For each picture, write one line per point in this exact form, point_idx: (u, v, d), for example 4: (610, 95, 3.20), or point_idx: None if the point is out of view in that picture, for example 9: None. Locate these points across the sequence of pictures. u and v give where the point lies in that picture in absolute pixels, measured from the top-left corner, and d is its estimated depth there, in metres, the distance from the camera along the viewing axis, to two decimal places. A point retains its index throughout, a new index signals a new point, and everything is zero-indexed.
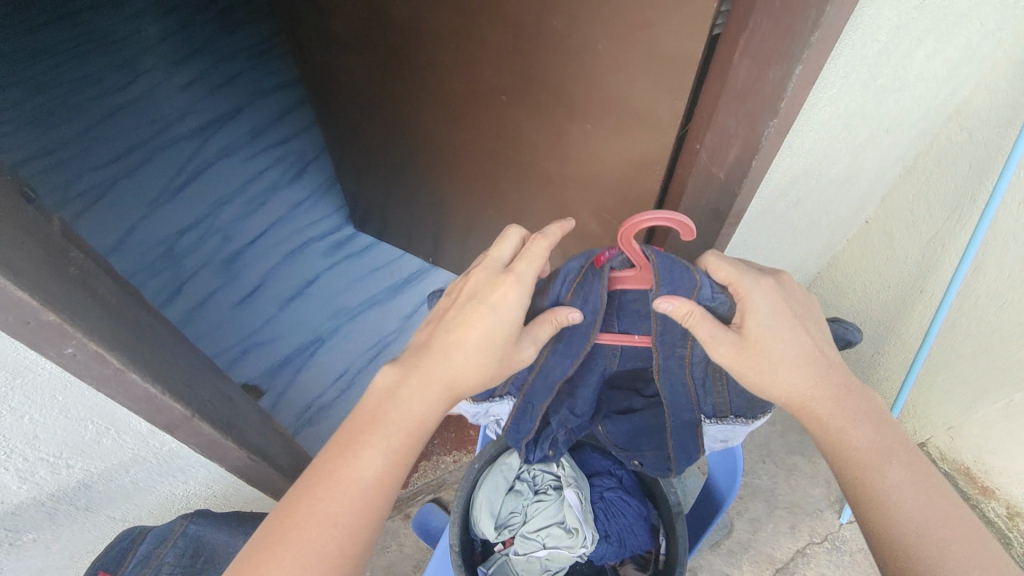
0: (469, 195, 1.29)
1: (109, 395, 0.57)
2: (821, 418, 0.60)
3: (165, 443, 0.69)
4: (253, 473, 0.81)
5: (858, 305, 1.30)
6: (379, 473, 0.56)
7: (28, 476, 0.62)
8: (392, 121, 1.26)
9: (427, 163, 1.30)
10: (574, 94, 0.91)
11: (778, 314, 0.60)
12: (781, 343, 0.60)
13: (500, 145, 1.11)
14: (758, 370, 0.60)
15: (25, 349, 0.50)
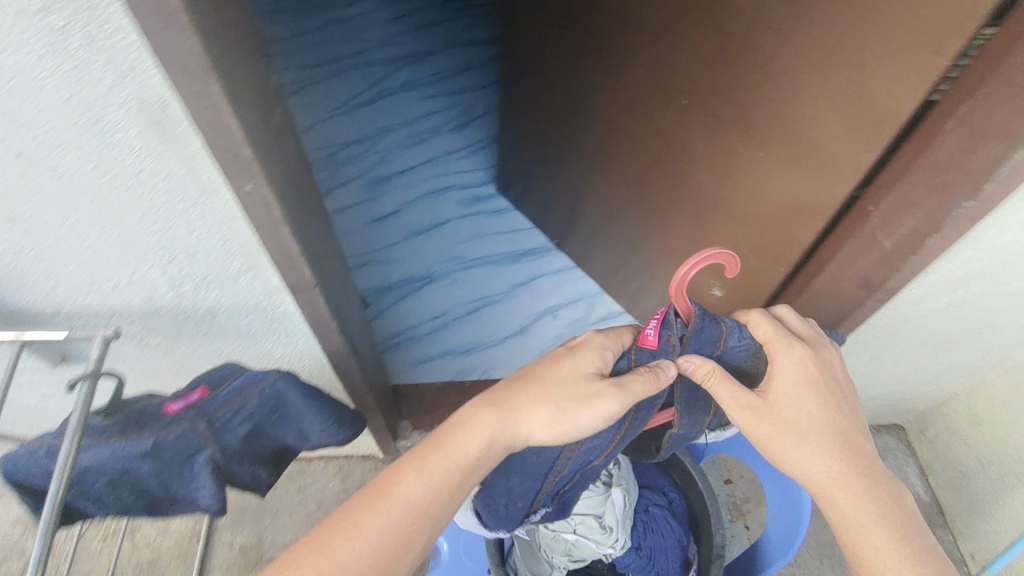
0: (616, 189, 1.30)
1: (263, 240, 0.64)
2: (838, 502, 0.59)
3: (286, 302, 0.76)
4: (343, 360, 0.89)
5: (989, 441, 1.16)
6: (428, 485, 0.59)
7: (176, 286, 0.72)
8: (570, 98, 1.29)
9: (588, 148, 1.32)
10: (758, 117, 0.89)
11: (807, 384, 0.62)
12: (803, 413, 0.61)
13: (665, 149, 1.10)
14: (777, 436, 0.61)
15: (211, 177, 0.57)
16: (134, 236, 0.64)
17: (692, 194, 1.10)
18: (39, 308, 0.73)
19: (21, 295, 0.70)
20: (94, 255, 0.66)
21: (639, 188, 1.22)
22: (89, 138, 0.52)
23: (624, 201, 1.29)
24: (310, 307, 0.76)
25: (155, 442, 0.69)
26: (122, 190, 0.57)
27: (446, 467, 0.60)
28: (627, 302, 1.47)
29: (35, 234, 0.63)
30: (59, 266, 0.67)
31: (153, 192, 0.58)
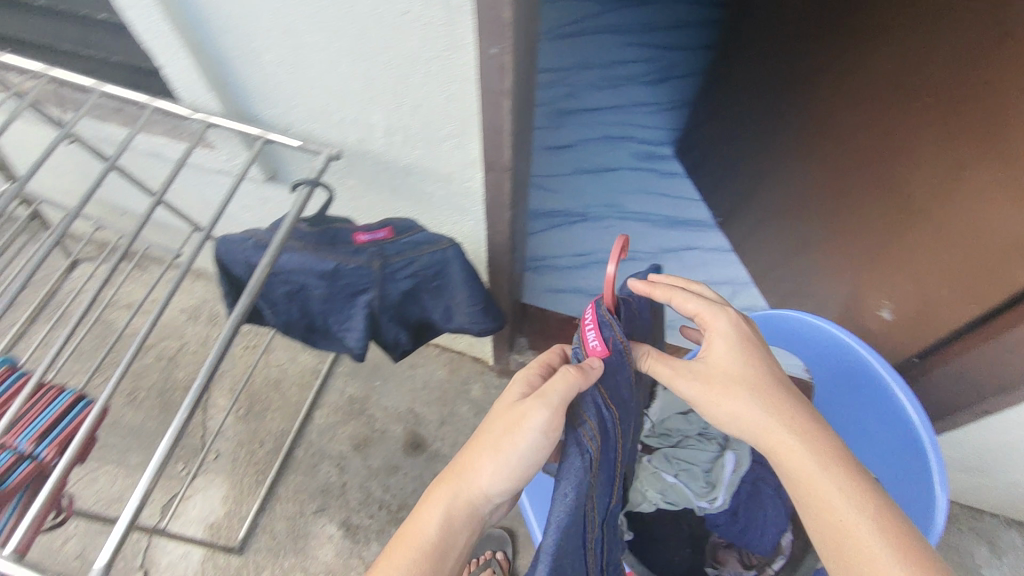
0: (812, 180, 1.23)
1: (483, 110, 0.68)
2: (790, 461, 0.56)
3: (476, 178, 0.81)
4: (502, 252, 0.94)
5: None
6: (439, 528, 0.57)
7: (391, 134, 0.79)
8: (795, 73, 1.22)
9: (796, 130, 1.25)
10: (1009, 138, 0.79)
11: (741, 346, 0.61)
12: (743, 373, 0.60)
13: (882, 150, 1.02)
14: (726, 393, 0.59)
15: (461, 36, 0.61)
16: (376, 76, 0.70)
17: (895, 205, 1.02)
18: (276, 120, 0.83)
19: (268, 104, 0.80)
20: (338, 85, 0.74)
21: (838, 184, 1.16)
22: None
23: (817, 194, 1.23)
24: (495, 190, 0.81)
25: (337, 266, 0.77)
26: (384, 28, 0.63)
27: (456, 499, 0.58)
28: (775, 301, 1.41)
29: (298, 52, 0.71)
30: (305, 88, 0.76)
31: (408, 38, 0.63)
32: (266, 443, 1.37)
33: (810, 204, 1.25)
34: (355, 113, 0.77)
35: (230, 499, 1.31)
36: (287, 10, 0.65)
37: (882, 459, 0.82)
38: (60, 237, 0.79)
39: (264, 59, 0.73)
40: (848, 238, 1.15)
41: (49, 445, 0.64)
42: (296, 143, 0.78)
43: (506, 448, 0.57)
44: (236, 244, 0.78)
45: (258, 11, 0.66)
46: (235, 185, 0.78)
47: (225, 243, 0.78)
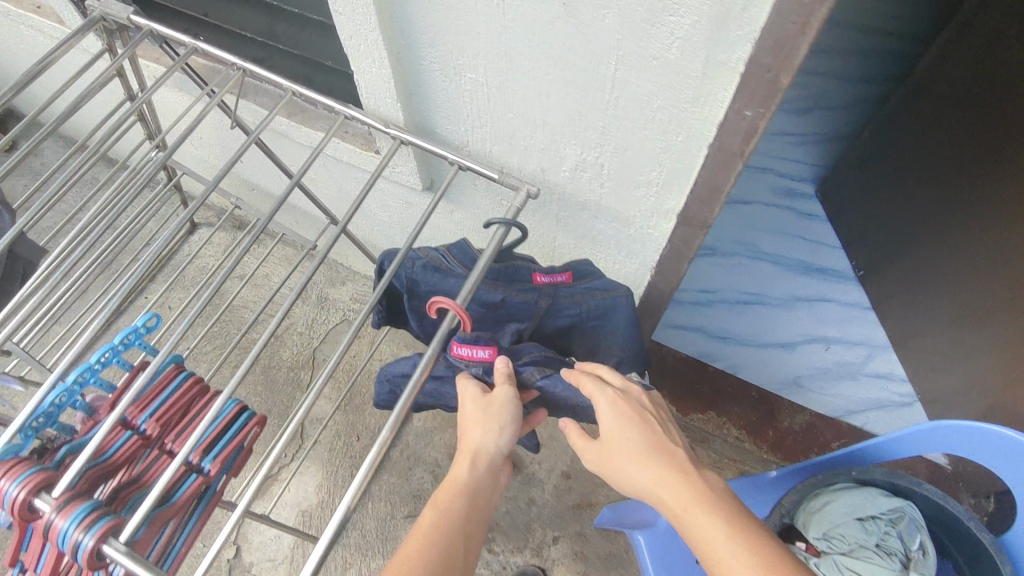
0: (1008, 258, 1.11)
1: (706, 167, 0.62)
2: (673, 516, 0.56)
3: (660, 226, 0.75)
4: (661, 298, 0.88)
5: None
6: (473, 469, 0.62)
7: (578, 171, 0.73)
8: (1006, 134, 1.10)
9: (997, 198, 1.13)
10: None
11: (623, 417, 0.62)
12: (624, 438, 0.60)
13: None
14: (613, 462, 0.60)
15: (709, 93, 0.54)
16: (589, 114, 0.63)
17: None
18: (456, 136, 0.78)
19: (453, 121, 0.76)
20: (536, 117, 0.68)
21: None
22: (642, 11, 0.50)
23: (1011, 273, 1.11)
24: (682, 242, 0.74)
25: (504, 298, 0.72)
26: (623, 71, 0.56)
27: (479, 458, 0.62)
28: (917, 372, 1.30)
29: (505, 78, 0.65)
30: (500, 112, 0.70)
31: (646, 85, 0.57)
32: (363, 437, 1.37)
33: (1000, 280, 1.14)
34: (545, 145, 0.71)
35: (324, 488, 1.32)
36: (513, 37, 0.59)
37: None
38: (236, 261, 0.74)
39: (466, 77, 0.68)
40: None
41: (213, 460, 0.63)
42: (499, 174, 0.68)
43: (503, 406, 0.65)
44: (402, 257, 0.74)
45: (478, 34, 0.61)
46: (432, 207, 0.70)
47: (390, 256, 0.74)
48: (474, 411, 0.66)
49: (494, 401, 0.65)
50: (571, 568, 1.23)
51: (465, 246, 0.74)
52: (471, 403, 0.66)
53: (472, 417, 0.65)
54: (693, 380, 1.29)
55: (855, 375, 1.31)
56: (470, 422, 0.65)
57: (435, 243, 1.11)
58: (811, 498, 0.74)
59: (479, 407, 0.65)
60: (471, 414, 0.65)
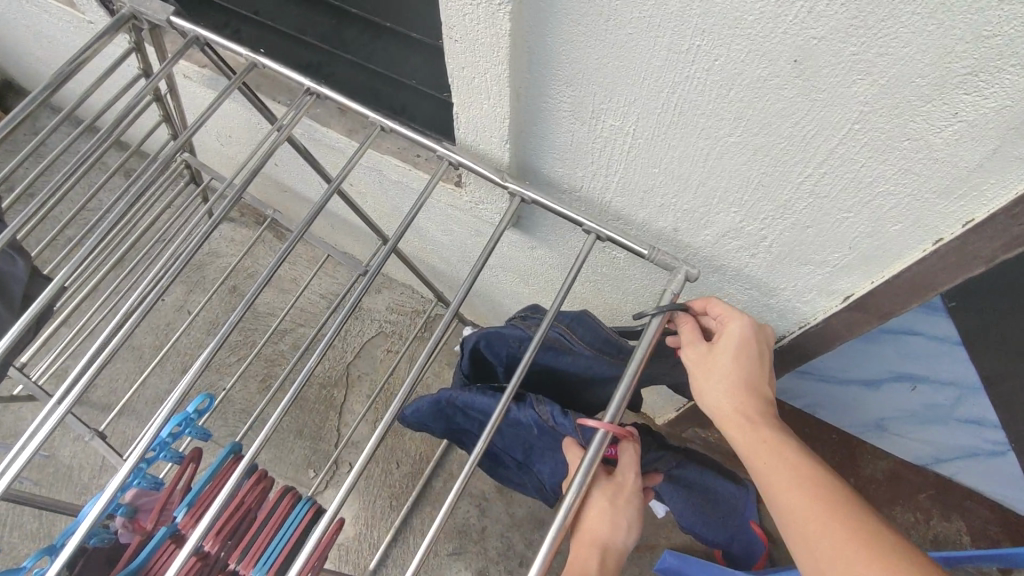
0: None
1: (922, 265, 0.49)
2: (740, 432, 0.50)
3: (811, 306, 0.63)
4: (783, 367, 0.76)
5: None
6: (602, 567, 0.52)
7: (725, 240, 0.60)
8: None
9: None
10: None
11: (734, 341, 0.53)
12: (718, 355, 0.53)
13: None
14: (707, 372, 0.52)
15: (970, 188, 0.41)
16: (773, 185, 0.50)
17: None
18: (566, 181, 0.64)
19: (568, 165, 0.62)
20: (694, 179, 0.54)
21: None
22: (923, 87, 0.37)
23: None
24: (841, 325, 0.62)
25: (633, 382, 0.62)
26: (850, 150, 0.43)
27: (608, 556, 0.53)
28: None
29: (663, 133, 0.51)
30: (643, 166, 0.56)
31: (877, 169, 0.43)
32: (403, 465, 1.26)
33: None
34: (692, 208, 0.58)
35: (362, 520, 1.21)
36: (699, 92, 0.45)
37: None
38: (322, 343, 0.64)
39: (604, 124, 0.54)
40: None
41: None
42: (648, 249, 0.57)
43: (631, 501, 0.54)
44: (505, 337, 0.65)
45: (644, 82, 0.47)
46: (570, 275, 0.60)
47: (489, 334, 0.65)
48: (603, 507, 0.53)
49: (630, 492, 0.54)
50: None
51: (592, 323, 0.63)
52: (601, 497, 0.54)
53: (601, 506, 0.53)
54: None
55: None
56: (603, 522, 0.53)
57: (502, 274, 0.97)
58: None
59: (614, 509, 0.53)
60: (598, 503, 0.53)
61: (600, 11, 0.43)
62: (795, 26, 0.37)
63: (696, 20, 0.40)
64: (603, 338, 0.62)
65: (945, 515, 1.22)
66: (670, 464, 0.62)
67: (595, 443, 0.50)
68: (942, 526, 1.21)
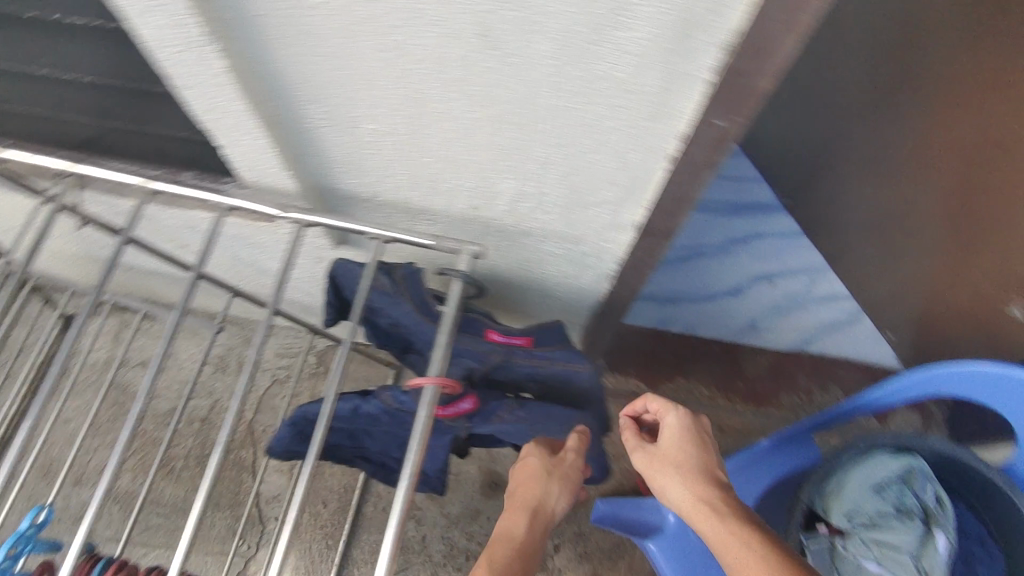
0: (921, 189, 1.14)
1: (668, 182, 0.54)
2: (698, 517, 0.52)
3: (613, 242, 0.68)
4: (621, 302, 0.81)
5: None
6: (528, 529, 0.58)
7: (516, 203, 0.63)
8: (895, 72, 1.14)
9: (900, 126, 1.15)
10: None
11: (689, 438, 0.59)
12: (673, 449, 0.58)
13: None
14: (661, 463, 0.58)
15: (666, 106, 0.46)
16: (526, 146, 0.54)
17: None
18: (360, 185, 0.66)
19: (356, 175, 0.63)
20: (462, 156, 0.57)
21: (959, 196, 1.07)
22: (585, 30, 0.41)
23: (924, 200, 1.14)
24: (642, 252, 0.67)
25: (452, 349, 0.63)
26: (564, 97, 0.47)
27: (535, 518, 0.59)
28: None
29: (414, 121, 0.53)
30: (414, 155, 0.58)
31: (592, 108, 0.47)
32: (330, 502, 1.25)
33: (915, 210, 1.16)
34: (473, 183, 0.61)
35: (302, 570, 1.18)
36: (421, 77, 0.48)
37: None
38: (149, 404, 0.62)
39: (363, 127, 0.56)
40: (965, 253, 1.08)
41: None
42: (433, 239, 0.59)
43: (566, 473, 0.60)
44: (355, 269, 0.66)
45: (375, 80, 0.49)
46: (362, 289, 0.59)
47: (345, 264, 0.66)
48: (540, 470, 0.61)
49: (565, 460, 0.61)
50: None
51: (418, 277, 0.65)
52: (536, 458, 0.61)
53: (537, 469, 0.61)
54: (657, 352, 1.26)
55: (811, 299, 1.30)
56: (537, 478, 0.60)
57: None
58: (825, 485, 0.71)
59: (547, 468, 0.61)
60: (531, 463, 0.61)
61: (299, 26, 0.45)
62: (462, 3, 0.40)
63: (387, 18, 0.43)
64: (423, 295, 0.64)
65: (823, 387, 1.27)
66: (515, 409, 0.61)
67: (424, 400, 0.50)
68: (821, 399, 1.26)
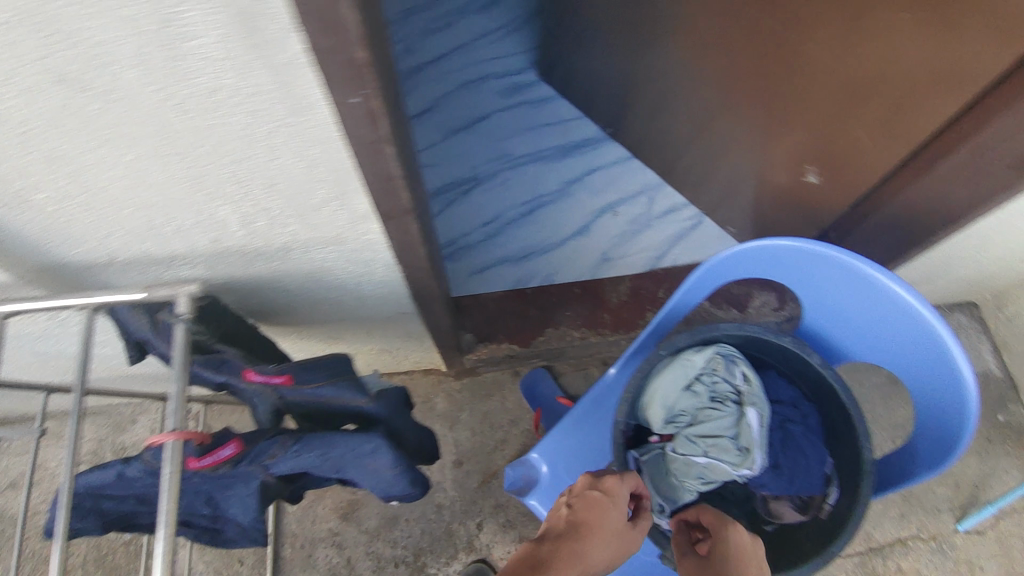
0: (699, 103, 1.19)
1: (361, 167, 0.53)
2: None
3: (369, 231, 0.66)
4: (424, 281, 0.81)
5: None
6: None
7: (249, 223, 0.61)
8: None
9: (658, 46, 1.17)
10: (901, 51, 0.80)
11: (750, 550, 0.53)
12: (732, 557, 0.52)
13: (775, 60, 0.99)
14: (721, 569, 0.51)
15: (297, 98, 0.44)
16: (207, 171, 0.52)
17: (799, 110, 1.01)
18: (85, 252, 0.62)
19: (72, 244, 0.60)
20: (159, 196, 0.54)
21: (733, 101, 1.12)
22: (156, 44, 0.38)
23: (709, 111, 1.18)
24: (399, 233, 0.66)
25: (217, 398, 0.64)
26: (201, 116, 0.45)
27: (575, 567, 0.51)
28: (692, 191, 1.37)
29: (80, 176, 0.50)
30: (110, 210, 0.55)
31: (234, 117, 0.45)
32: (248, 557, 1.22)
33: (706, 121, 1.21)
34: (192, 218, 0.59)
35: None
36: (50, 133, 0.45)
37: (882, 339, 0.70)
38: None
39: (40, 198, 0.52)
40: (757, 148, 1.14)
41: None
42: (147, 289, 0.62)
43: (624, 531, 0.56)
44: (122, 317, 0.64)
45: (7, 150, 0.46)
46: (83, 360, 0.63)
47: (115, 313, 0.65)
48: (599, 510, 0.56)
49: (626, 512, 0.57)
50: (506, 541, 1.21)
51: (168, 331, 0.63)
52: (598, 502, 0.57)
53: (596, 510, 0.56)
54: (521, 310, 1.26)
55: (649, 223, 1.36)
56: (593, 520, 0.55)
57: None
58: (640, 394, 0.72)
59: (610, 509, 0.57)
60: (593, 503, 0.57)
61: None
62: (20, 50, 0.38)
63: None
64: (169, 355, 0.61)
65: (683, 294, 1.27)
66: (288, 444, 0.62)
67: (166, 458, 0.49)
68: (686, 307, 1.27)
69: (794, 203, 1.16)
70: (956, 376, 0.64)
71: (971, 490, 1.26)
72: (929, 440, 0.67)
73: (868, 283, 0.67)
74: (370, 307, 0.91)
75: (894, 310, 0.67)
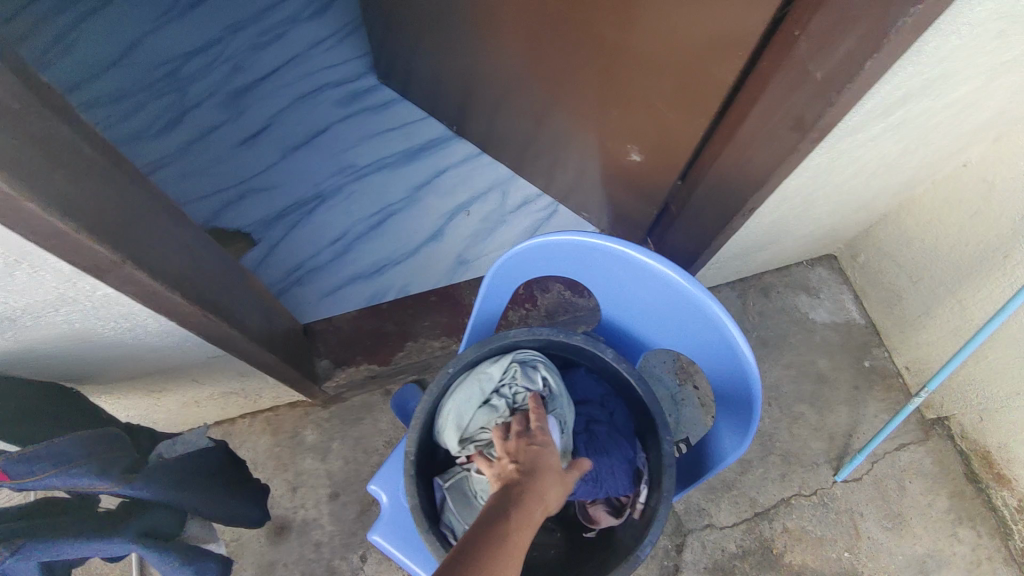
0: (525, 94, 1.16)
1: (15, 228, 0.46)
2: None
3: (98, 289, 0.59)
4: (212, 326, 0.75)
5: (905, 271, 1.26)
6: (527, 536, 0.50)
7: None
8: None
9: (475, 40, 1.13)
10: (673, 29, 0.79)
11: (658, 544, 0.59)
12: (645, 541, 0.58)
13: (572, 45, 0.96)
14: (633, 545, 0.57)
15: None
16: None
17: (605, 93, 0.99)
18: None
19: None
20: None
21: (551, 88, 1.09)
22: None
23: (534, 100, 1.15)
24: (136, 288, 0.60)
25: None
26: None
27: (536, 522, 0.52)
28: (543, 182, 1.34)
29: None
30: None
31: None
32: None
33: (535, 112, 1.18)
34: None
35: None
36: None
37: (675, 324, 0.70)
38: None
39: None
40: (584, 135, 1.12)
41: None
42: None
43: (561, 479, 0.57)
44: None
45: None
46: None
47: None
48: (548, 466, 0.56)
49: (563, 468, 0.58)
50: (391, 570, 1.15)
51: None
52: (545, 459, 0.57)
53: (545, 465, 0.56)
54: (379, 326, 1.18)
55: (503, 218, 1.33)
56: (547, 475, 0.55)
57: None
58: (435, 417, 0.67)
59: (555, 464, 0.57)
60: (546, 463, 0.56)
61: None
62: None
63: None
64: None
65: (543, 287, 1.22)
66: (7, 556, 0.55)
67: None
68: (547, 300, 1.21)
69: (625, 183, 1.14)
70: (735, 351, 0.63)
71: (845, 439, 1.28)
72: (727, 417, 0.67)
73: (648, 268, 0.66)
74: (170, 359, 0.83)
75: (674, 292, 0.66)
